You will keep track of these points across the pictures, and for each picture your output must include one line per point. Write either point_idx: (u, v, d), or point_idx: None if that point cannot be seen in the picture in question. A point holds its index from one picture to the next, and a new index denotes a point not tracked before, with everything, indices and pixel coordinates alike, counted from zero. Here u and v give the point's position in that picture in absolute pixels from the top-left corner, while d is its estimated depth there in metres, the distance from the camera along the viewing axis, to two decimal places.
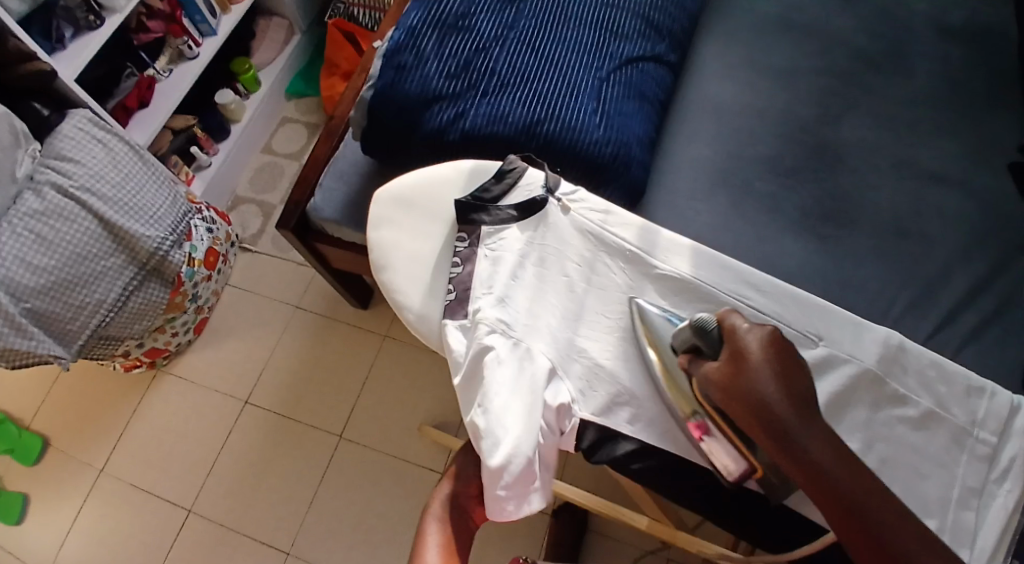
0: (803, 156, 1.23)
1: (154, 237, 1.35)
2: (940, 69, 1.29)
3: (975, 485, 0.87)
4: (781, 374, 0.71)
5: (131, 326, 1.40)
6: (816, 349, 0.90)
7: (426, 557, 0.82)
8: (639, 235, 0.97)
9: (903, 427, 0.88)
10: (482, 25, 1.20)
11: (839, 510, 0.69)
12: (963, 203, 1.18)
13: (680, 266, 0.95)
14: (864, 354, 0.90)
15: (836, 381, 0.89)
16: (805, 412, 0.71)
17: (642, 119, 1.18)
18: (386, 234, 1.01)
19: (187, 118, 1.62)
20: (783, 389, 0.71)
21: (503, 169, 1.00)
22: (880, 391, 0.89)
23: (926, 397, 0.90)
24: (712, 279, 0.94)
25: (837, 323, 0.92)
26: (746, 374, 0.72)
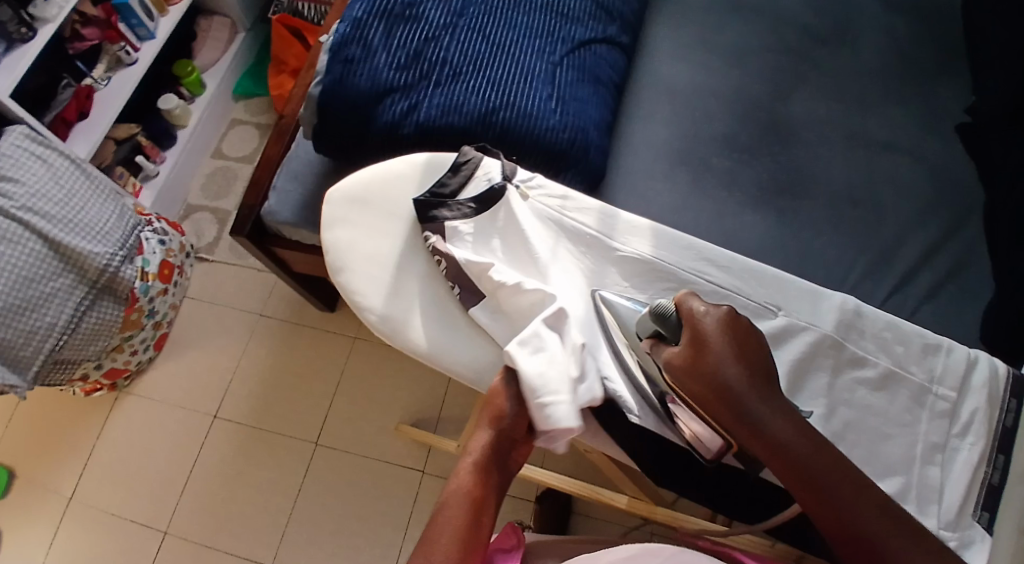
0: (757, 130, 1.24)
1: (104, 253, 1.30)
2: (885, 38, 1.31)
3: (938, 441, 0.88)
4: (737, 355, 0.76)
5: (88, 347, 1.35)
6: (776, 319, 0.91)
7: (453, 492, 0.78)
8: (597, 219, 0.96)
9: (863, 390, 0.90)
10: (429, 13, 1.18)
11: (798, 480, 0.73)
12: (914, 167, 1.20)
13: (640, 247, 0.95)
14: (822, 321, 0.91)
15: (795, 349, 0.90)
16: (762, 390, 0.76)
17: (597, 103, 1.18)
18: (342, 234, 0.98)
19: (130, 127, 1.57)
20: (739, 368, 0.76)
21: (457, 162, 0.99)
22: (839, 355, 0.90)
23: (885, 358, 0.91)
24: (673, 258, 0.94)
25: (795, 292, 0.93)
26: (704, 356, 0.77)
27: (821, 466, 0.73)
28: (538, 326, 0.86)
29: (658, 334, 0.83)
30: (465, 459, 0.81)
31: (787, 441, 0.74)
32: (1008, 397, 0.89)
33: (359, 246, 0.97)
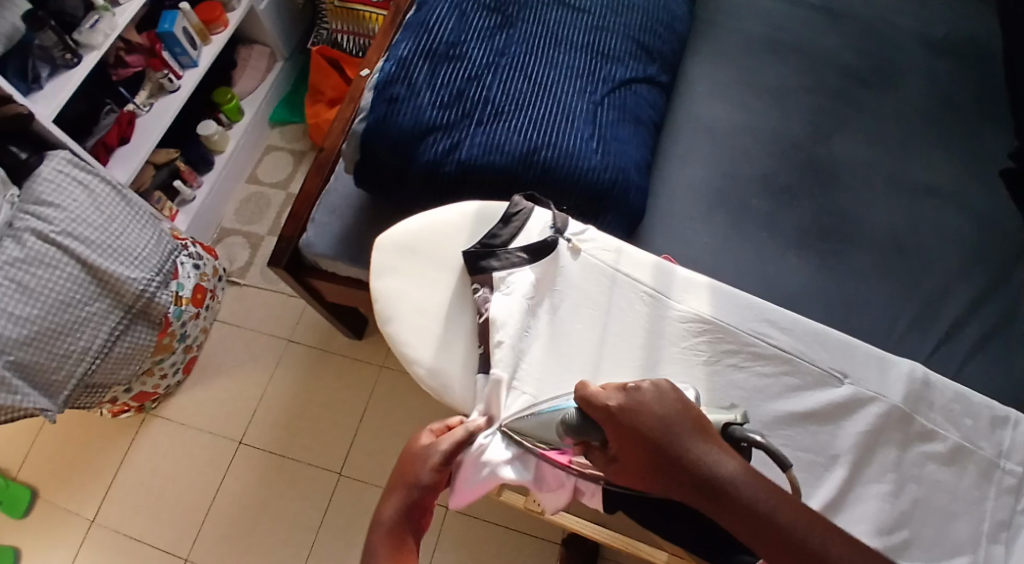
0: (799, 174, 1.22)
1: (140, 279, 1.31)
2: (927, 82, 1.29)
3: (1004, 517, 0.85)
4: (678, 420, 0.74)
5: (119, 371, 1.35)
6: (842, 387, 0.88)
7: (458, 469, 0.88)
8: (654, 274, 0.94)
9: (932, 464, 0.86)
10: (472, 53, 1.18)
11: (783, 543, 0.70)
12: (960, 215, 1.18)
13: (699, 307, 0.92)
14: (890, 391, 0.88)
15: (864, 421, 0.87)
16: (714, 447, 0.73)
17: (638, 143, 1.17)
18: (391, 282, 0.97)
19: (169, 152, 1.58)
20: (686, 433, 0.73)
21: (508, 212, 0.98)
22: (907, 429, 0.87)
23: (954, 432, 0.87)
24: (733, 318, 0.91)
25: (860, 359, 0.90)
26: (643, 440, 0.73)
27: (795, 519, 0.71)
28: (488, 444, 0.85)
29: (583, 439, 0.79)
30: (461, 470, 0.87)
31: (761, 502, 0.70)
32: None
33: (407, 296, 0.96)
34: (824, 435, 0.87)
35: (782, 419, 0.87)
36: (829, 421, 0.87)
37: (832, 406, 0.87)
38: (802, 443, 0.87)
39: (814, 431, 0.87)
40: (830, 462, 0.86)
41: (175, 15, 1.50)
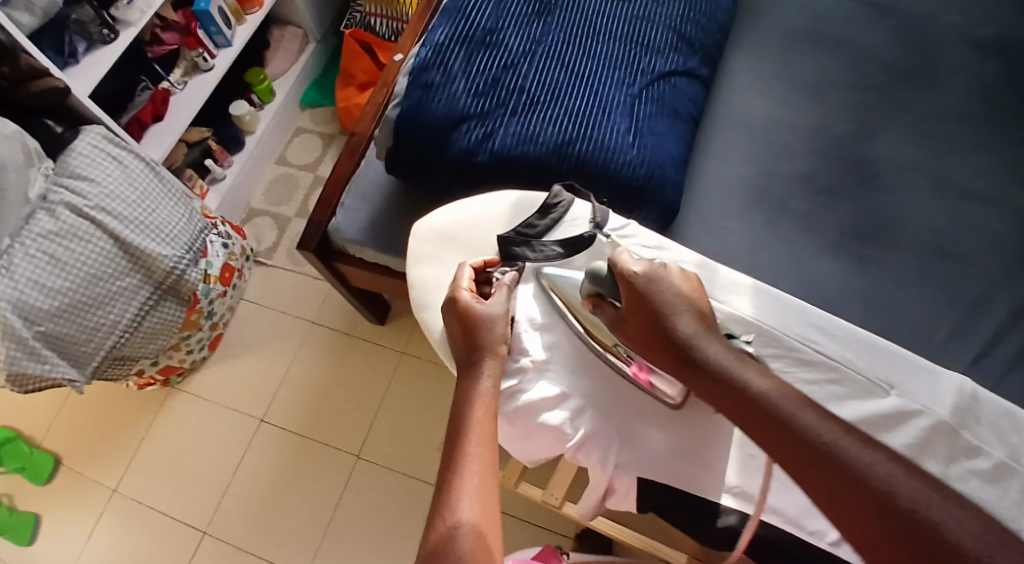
0: (837, 175, 1.19)
1: (171, 256, 1.31)
2: (975, 84, 1.26)
3: None
4: (680, 298, 0.79)
5: (146, 347, 1.37)
6: (888, 398, 0.85)
7: (473, 410, 0.80)
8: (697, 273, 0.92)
9: (976, 481, 0.81)
10: (510, 40, 1.17)
11: (774, 428, 0.68)
12: (1003, 223, 1.14)
13: (742, 309, 0.90)
14: (938, 405, 0.84)
15: (908, 433, 0.83)
16: (714, 336, 0.76)
17: (675, 137, 1.15)
18: (427, 270, 0.97)
19: (201, 130, 1.60)
20: (687, 318, 0.78)
21: (548, 203, 0.95)
22: (954, 443, 0.82)
23: (999, 448, 0.83)
24: (776, 322, 0.89)
25: (907, 369, 0.87)
26: (648, 306, 0.79)
27: (799, 408, 0.68)
28: (529, 420, 0.85)
29: (598, 294, 0.85)
30: (477, 403, 0.81)
31: (747, 379, 0.71)
32: None
33: (442, 285, 0.95)
34: None
35: None
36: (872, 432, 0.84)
37: (878, 416, 0.84)
38: None
39: None
40: None
41: None
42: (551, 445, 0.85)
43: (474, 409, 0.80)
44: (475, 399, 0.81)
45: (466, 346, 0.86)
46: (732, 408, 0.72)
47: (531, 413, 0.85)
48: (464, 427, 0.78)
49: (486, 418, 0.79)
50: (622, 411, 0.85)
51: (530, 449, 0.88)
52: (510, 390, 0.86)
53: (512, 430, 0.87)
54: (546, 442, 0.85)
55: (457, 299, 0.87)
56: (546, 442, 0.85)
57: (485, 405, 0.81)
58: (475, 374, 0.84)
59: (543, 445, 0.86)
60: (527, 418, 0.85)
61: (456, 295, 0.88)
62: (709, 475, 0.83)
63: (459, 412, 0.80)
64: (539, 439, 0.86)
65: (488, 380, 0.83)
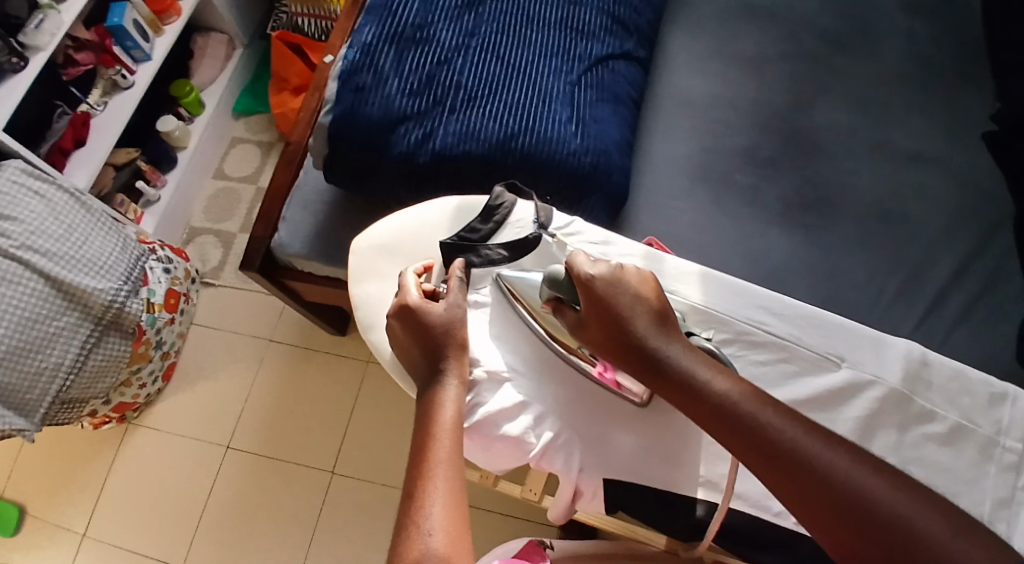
0: (781, 145, 1.19)
1: (109, 289, 1.26)
2: (907, 43, 1.26)
3: (1005, 496, 0.80)
4: (641, 303, 0.78)
5: (95, 385, 1.32)
6: (840, 372, 0.84)
7: (443, 413, 0.75)
8: (644, 263, 0.90)
9: (931, 445, 0.82)
10: (442, 35, 1.13)
11: (735, 429, 0.69)
12: (942, 179, 1.16)
13: (689, 296, 0.88)
14: (888, 373, 0.84)
15: (862, 406, 0.83)
16: (668, 332, 0.77)
17: (617, 123, 1.13)
18: (371, 287, 0.93)
19: (129, 151, 1.52)
20: (644, 315, 0.77)
21: (491, 205, 0.93)
22: (906, 411, 0.83)
23: (953, 412, 0.83)
24: (725, 307, 0.87)
25: (855, 339, 0.86)
26: (610, 313, 0.78)
27: (758, 407, 0.69)
28: (488, 432, 0.82)
29: (558, 297, 0.84)
30: (446, 408, 0.76)
31: (720, 390, 0.71)
32: None
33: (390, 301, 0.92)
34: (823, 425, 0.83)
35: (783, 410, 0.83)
36: (828, 408, 0.83)
37: (832, 393, 0.83)
38: None
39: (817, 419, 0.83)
40: None
41: (124, 7, 1.43)
42: (512, 456, 0.82)
43: (445, 413, 0.75)
44: (445, 402, 0.77)
45: (427, 349, 0.80)
46: (690, 407, 0.72)
47: (490, 424, 0.82)
48: (432, 436, 0.73)
49: (456, 423, 0.74)
50: (581, 416, 0.83)
51: (491, 459, 0.84)
52: (468, 403, 0.83)
53: (472, 444, 0.83)
54: (507, 453, 0.82)
55: (409, 305, 0.81)
56: (507, 453, 0.82)
57: (454, 407, 0.76)
58: (439, 385, 0.78)
59: (504, 456, 0.83)
60: (487, 429, 0.82)
61: (406, 302, 0.82)
62: (681, 471, 0.82)
63: (424, 423, 0.75)
64: (499, 451, 0.82)
65: (455, 386, 0.78)
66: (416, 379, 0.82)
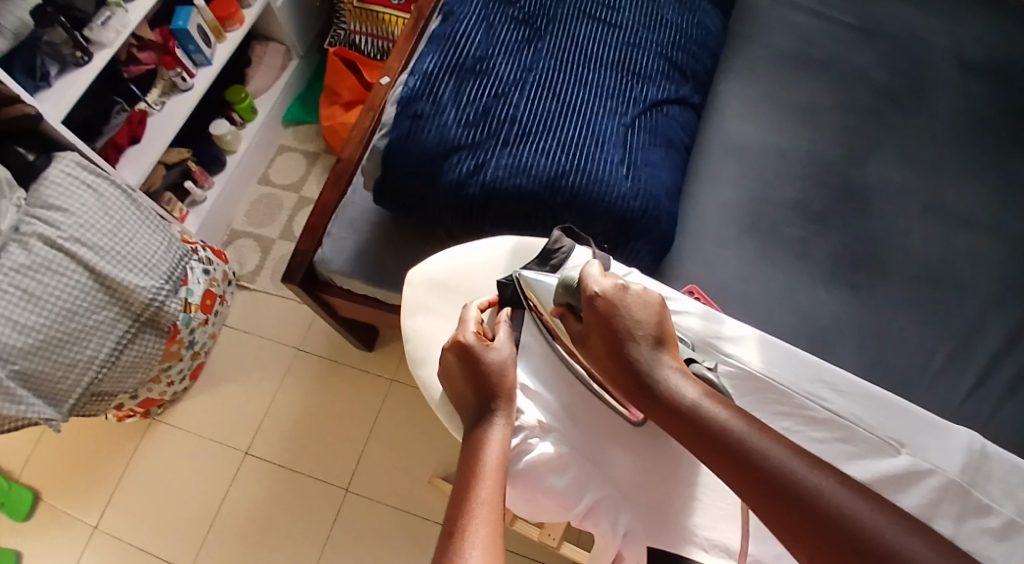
0: (831, 202, 1.17)
1: (149, 287, 1.27)
2: (965, 108, 1.24)
3: None
4: (642, 324, 0.75)
5: (125, 381, 1.32)
6: (899, 457, 0.81)
7: (489, 454, 0.74)
8: (702, 323, 0.89)
9: (987, 540, 0.77)
10: (500, 68, 1.13)
11: (746, 467, 0.64)
12: (997, 249, 1.13)
13: (751, 362, 0.87)
14: (947, 463, 0.81)
15: (920, 494, 0.79)
16: (670, 356, 0.73)
17: (668, 168, 1.12)
18: (422, 322, 0.92)
19: (180, 152, 1.54)
20: (643, 336, 0.74)
21: (549, 248, 0.92)
22: (965, 502, 0.78)
23: (1010, 506, 0.79)
24: (785, 377, 0.86)
25: (919, 427, 0.84)
26: (610, 330, 0.75)
27: (783, 456, 0.64)
28: (536, 483, 0.80)
29: (567, 305, 0.82)
30: (492, 447, 0.75)
31: (719, 418, 0.67)
32: None
33: (440, 337, 0.91)
34: None
35: None
36: (886, 494, 0.80)
37: (890, 477, 0.80)
38: None
39: None
40: None
41: (189, 12, 1.46)
42: (558, 511, 0.80)
43: (491, 454, 0.74)
44: (491, 442, 0.75)
45: (479, 388, 0.80)
46: (707, 452, 0.67)
47: (537, 475, 0.80)
48: (475, 476, 0.72)
49: (499, 464, 0.73)
50: (639, 484, 0.81)
51: (532, 511, 0.82)
52: (514, 450, 0.81)
53: (514, 493, 0.81)
54: (553, 507, 0.80)
55: (464, 344, 0.81)
56: (553, 507, 0.80)
57: (501, 447, 0.75)
58: (487, 424, 0.77)
59: (547, 510, 0.81)
60: (533, 479, 0.80)
61: (462, 339, 0.81)
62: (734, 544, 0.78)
63: (469, 462, 0.74)
64: (543, 504, 0.80)
65: (501, 429, 0.77)
66: (463, 417, 0.81)
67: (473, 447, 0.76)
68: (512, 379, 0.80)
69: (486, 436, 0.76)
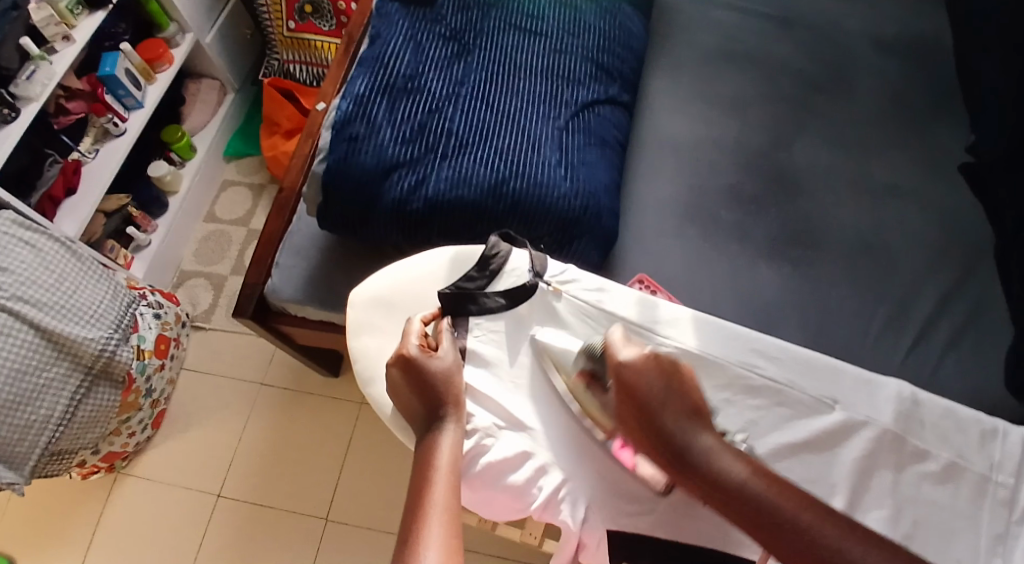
0: (764, 184, 1.21)
1: (98, 338, 1.25)
2: (882, 83, 1.30)
3: (1001, 531, 0.81)
4: (670, 398, 0.72)
5: (84, 437, 1.30)
6: (833, 414, 0.85)
7: (439, 460, 0.75)
8: (638, 310, 0.91)
9: (927, 484, 0.82)
10: (432, 84, 1.15)
11: (774, 531, 0.65)
12: (923, 214, 1.18)
13: (684, 341, 0.88)
14: (880, 414, 0.85)
15: (857, 446, 0.83)
16: (703, 426, 0.71)
17: (605, 165, 1.15)
18: (369, 340, 0.93)
19: (120, 198, 1.52)
20: (675, 410, 0.72)
21: (486, 254, 0.93)
22: (901, 451, 0.83)
23: (945, 450, 0.84)
24: (720, 352, 0.88)
25: (850, 383, 0.87)
26: (638, 407, 0.73)
27: (787, 501, 0.66)
28: (495, 480, 0.81)
29: (592, 371, 0.83)
30: (443, 452, 0.76)
31: (748, 488, 0.67)
32: None
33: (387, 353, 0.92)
34: (818, 465, 0.83)
35: (779, 451, 0.83)
36: (825, 449, 0.83)
37: (826, 433, 0.84)
38: (803, 475, 0.83)
39: (811, 461, 0.83)
40: (830, 492, 0.82)
41: (116, 57, 1.44)
42: (516, 507, 0.82)
43: (440, 459, 0.75)
44: (442, 447, 0.76)
45: (427, 398, 0.80)
46: (748, 521, 0.66)
47: (495, 472, 0.81)
48: (427, 482, 0.73)
49: (451, 468, 0.74)
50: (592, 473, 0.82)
51: (492, 511, 0.83)
52: (470, 452, 0.82)
53: (473, 495, 0.82)
54: (512, 503, 0.82)
55: (410, 355, 0.82)
56: (511, 503, 0.82)
57: (451, 451, 0.76)
58: (437, 430, 0.78)
59: (503, 506, 0.82)
60: (490, 477, 0.81)
61: (405, 352, 0.83)
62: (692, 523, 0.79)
63: (422, 469, 0.74)
64: (502, 502, 0.82)
65: (451, 434, 0.78)
66: (413, 427, 0.82)
67: (424, 453, 0.76)
68: (460, 385, 0.82)
69: (436, 441, 0.77)
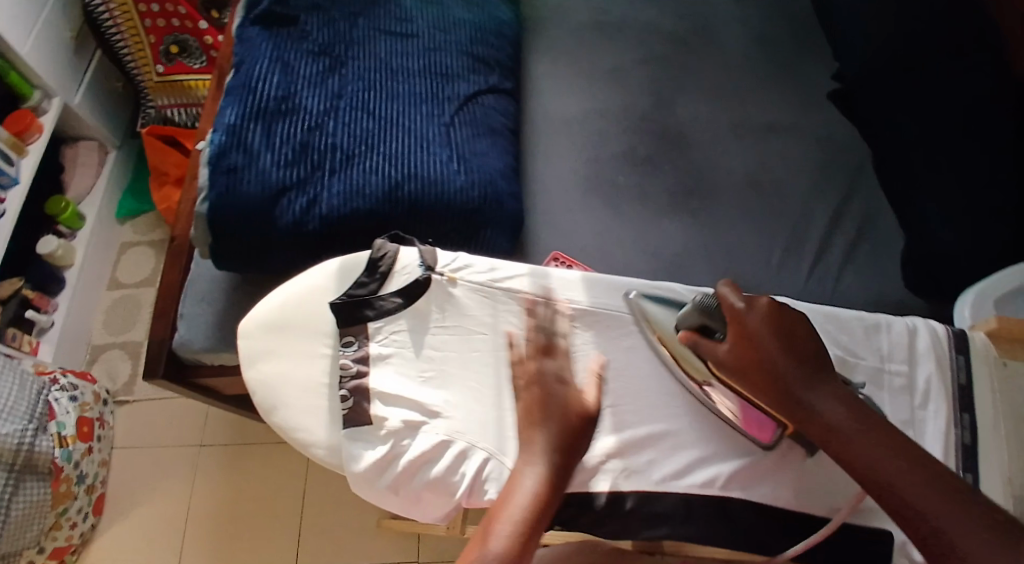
0: (652, 143, 1.23)
1: (12, 432, 1.20)
2: (744, 30, 1.34)
3: (907, 417, 0.85)
4: (782, 346, 0.74)
5: (23, 538, 1.23)
6: None
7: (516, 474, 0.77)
8: (531, 281, 0.90)
9: None
10: (308, 102, 1.13)
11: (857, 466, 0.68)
12: (804, 143, 1.22)
13: (576, 301, 0.90)
14: None
15: None
16: (820, 379, 0.73)
17: (498, 153, 1.15)
18: (267, 368, 0.89)
19: (12, 282, 1.43)
20: (788, 355, 0.74)
21: (373, 258, 0.91)
22: None
23: (835, 350, 0.87)
24: (613, 303, 0.90)
25: None
26: (750, 351, 0.76)
27: (864, 440, 0.68)
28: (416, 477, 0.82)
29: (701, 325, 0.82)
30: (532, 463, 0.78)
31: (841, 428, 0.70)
32: (956, 355, 0.88)
33: (286, 376, 0.88)
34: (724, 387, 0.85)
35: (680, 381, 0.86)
36: None
37: None
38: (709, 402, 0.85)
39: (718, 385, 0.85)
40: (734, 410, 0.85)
41: None
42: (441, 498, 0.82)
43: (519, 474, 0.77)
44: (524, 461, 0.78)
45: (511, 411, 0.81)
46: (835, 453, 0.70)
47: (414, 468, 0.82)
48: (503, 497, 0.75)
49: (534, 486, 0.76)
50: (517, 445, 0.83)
51: (421, 508, 0.83)
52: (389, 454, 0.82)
53: (399, 497, 0.82)
54: (436, 496, 0.82)
55: None
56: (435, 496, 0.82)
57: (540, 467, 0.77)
58: (525, 438, 0.79)
59: (428, 501, 0.82)
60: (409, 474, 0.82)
61: None
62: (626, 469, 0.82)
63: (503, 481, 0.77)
64: (428, 497, 0.82)
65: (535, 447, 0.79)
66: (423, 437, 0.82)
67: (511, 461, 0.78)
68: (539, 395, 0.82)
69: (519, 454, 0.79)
